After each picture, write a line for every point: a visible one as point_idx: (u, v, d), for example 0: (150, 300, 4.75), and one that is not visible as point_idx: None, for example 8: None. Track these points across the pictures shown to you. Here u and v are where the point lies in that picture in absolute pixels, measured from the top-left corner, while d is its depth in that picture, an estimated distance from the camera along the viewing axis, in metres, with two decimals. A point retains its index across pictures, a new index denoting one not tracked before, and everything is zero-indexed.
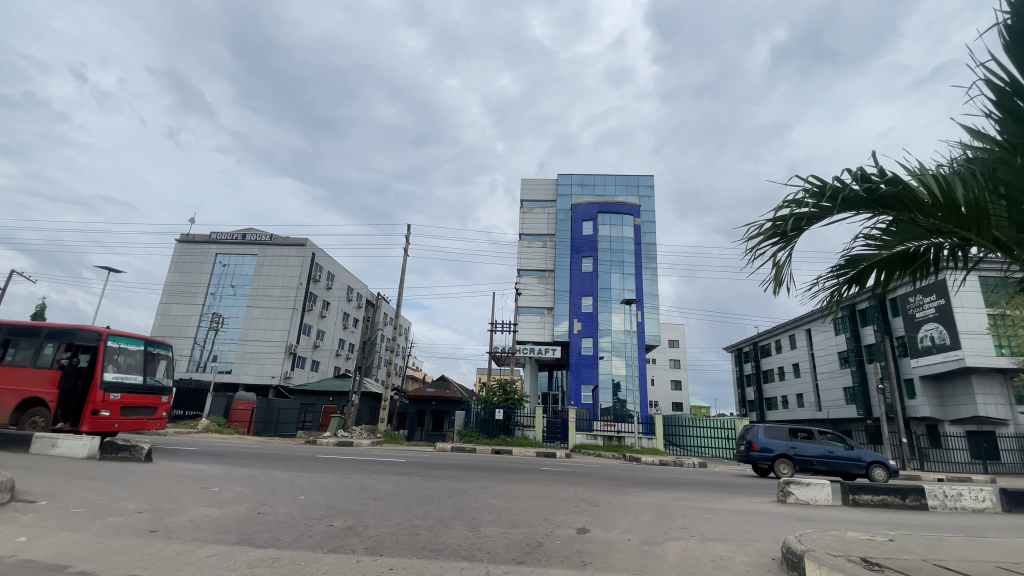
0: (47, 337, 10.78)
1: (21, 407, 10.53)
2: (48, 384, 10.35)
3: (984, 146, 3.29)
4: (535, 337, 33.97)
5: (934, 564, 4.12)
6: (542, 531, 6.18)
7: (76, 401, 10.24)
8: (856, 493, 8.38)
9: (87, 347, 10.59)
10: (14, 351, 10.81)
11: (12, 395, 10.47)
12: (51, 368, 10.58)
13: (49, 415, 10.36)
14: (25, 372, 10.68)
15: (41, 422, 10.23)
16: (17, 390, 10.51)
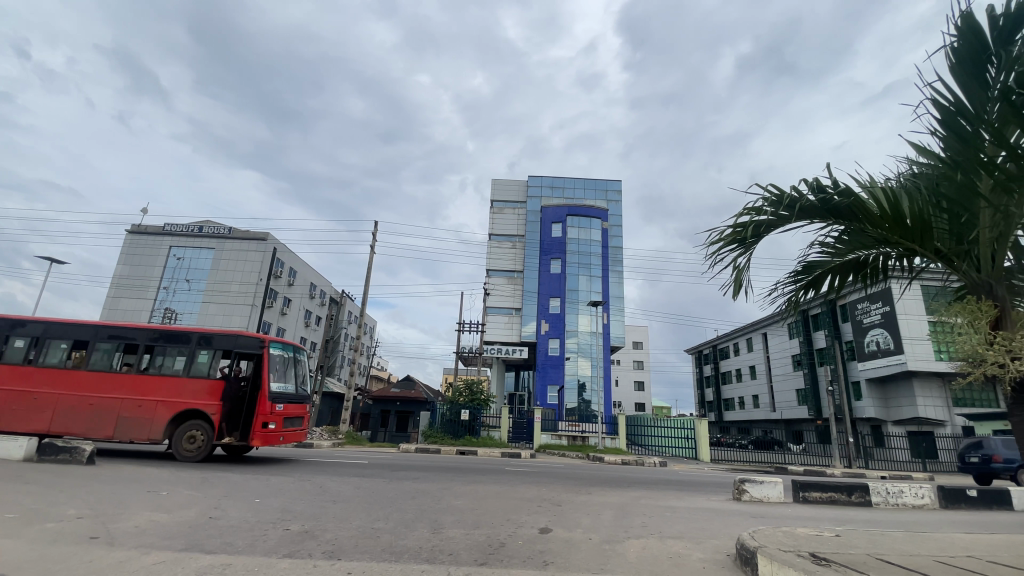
0: (197, 343, 10.28)
1: (174, 419, 9.91)
2: (210, 395, 9.86)
3: (929, 163, 3.46)
4: (502, 338, 33.97)
5: (876, 558, 4.31)
6: (505, 531, 6.14)
7: (246, 410, 9.79)
8: (806, 491, 8.75)
9: (248, 356, 10.26)
10: (158, 359, 10.18)
11: (164, 407, 9.83)
12: (206, 378, 10.05)
13: (210, 429, 9.84)
14: (178, 383, 10.05)
15: (202, 436, 9.69)
16: (168, 401, 9.89)
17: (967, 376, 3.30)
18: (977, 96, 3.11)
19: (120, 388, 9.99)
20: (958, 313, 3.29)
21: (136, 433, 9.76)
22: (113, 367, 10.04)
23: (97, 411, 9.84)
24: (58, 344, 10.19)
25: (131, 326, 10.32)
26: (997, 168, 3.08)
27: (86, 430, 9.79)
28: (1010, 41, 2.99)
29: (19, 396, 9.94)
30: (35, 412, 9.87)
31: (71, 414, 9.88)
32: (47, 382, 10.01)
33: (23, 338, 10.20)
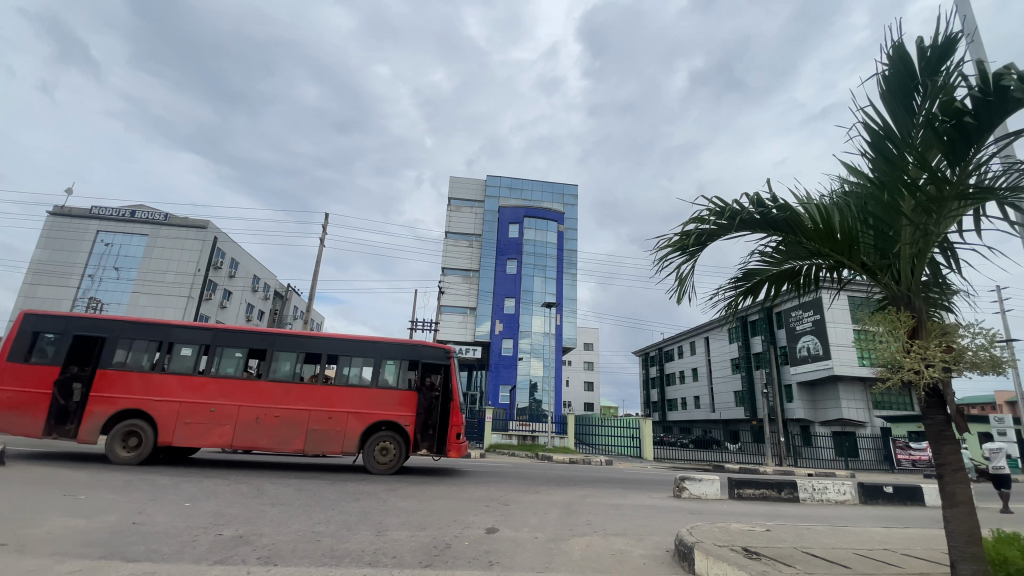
0: (380, 353, 10.01)
1: (365, 432, 9.63)
2: (404, 405, 9.67)
3: (858, 182, 3.70)
4: (456, 337, 33.72)
5: (802, 551, 4.56)
6: (450, 532, 6.05)
7: (444, 423, 9.88)
8: (740, 488, 9.23)
9: (437, 366, 10.15)
10: (343, 368, 9.79)
11: (356, 419, 9.52)
12: (395, 389, 9.87)
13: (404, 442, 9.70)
14: (369, 395, 9.77)
15: (397, 447, 9.57)
16: (359, 413, 9.58)
17: (885, 383, 3.55)
18: (904, 122, 3.35)
19: (310, 400, 9.57)
20: (880, 323, 3.53)
21: (328, 446, 9.38)
22: (298, 377, 9.58)
23: (283, 423, 9.35)
24: (230, 352, 9.59)
25: (305, 335, 9.86)
26: (919, 189, 3.34)
27: (279, 444, 9.28)
28: (932, 74, 3.25)
29: (193, 409, 9.20)
30: (211, 426, 9.19)
31: (253, 428, 9.30)
32: (221, 393, 9.37)
33: (193, 346, 9.46)
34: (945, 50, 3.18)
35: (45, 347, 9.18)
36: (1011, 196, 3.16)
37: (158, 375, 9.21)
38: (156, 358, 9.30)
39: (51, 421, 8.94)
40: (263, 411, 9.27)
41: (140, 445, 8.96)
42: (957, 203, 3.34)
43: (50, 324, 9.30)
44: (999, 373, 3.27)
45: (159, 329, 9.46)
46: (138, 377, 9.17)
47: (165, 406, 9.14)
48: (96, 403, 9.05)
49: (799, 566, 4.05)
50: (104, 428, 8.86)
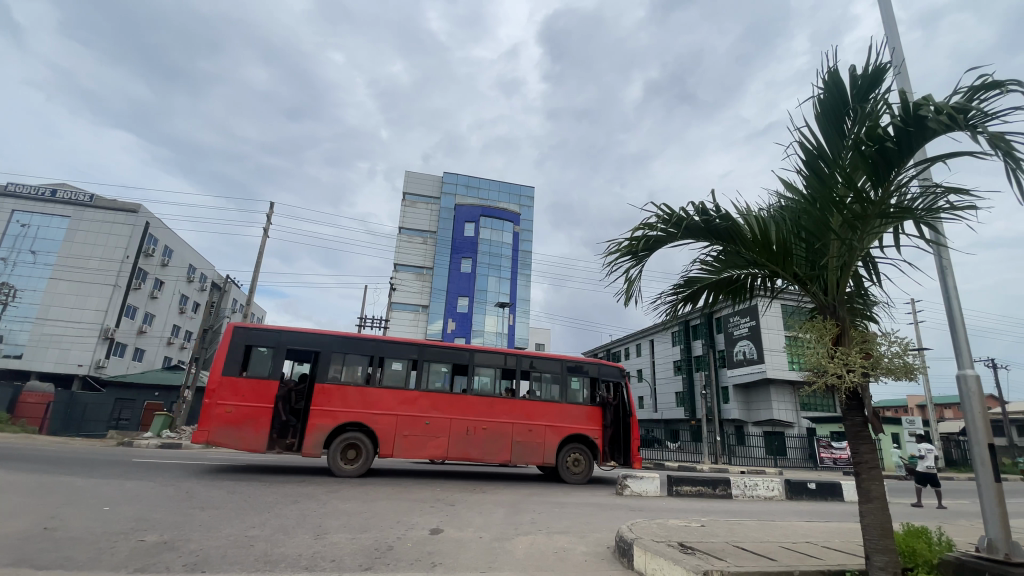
0: (565, 371, 11.09)
1: (558, 443, 10.73)
2: (591, 420, 10.84)
3: (793, 199, 3.94)
4: (407, 335, 33.14)
5: (733, 545, 4.80)
6: (393, 534, 5.90)
7: (626, 437, 11.21)
8: (678, 485, 9.65)
9: (613, 384, 11.36)
10: (533, 384, 10.78)
11: (553, 432, 10.57)
12: (579, 405, 11.00)
13: (592, 451, 10.91)
14: (557, 410, 10.77)
15: (586, 458, 10.80)
16: (553, 427, 10.66)
17: (813, 386, 3.79)
18: (835, 143, 3.59)
19: (511, 413, 10.49)
20: (810, 330, 3.76)
21: (530, 457, 10.36)
22: (501, 393, 10.47)
23: (491, 434, 10.21)
24: (437, 367, 10.31)
25: (499, 351, 10.76)
26: (846, 206, 3.58)
27: (491, 455, 10.13)
28: (862, 100, 3.50)
29: (410, 422, 9.84)
30: (427, 438, 9.88)
31: (465, 440, 10.10)
32: (432, 407, 10.08)
33: (403, 362, 10.10)
34: (873, 79, 3.43)
35: (262, 361, 9.53)
36: (925, 217, 3.45)
37: (376, 389, 9.79)
38: (370, 372, 9.85)
39: (275, 434, 9.31)
40: (475, 423, 10.09)
41: (362, 456, 9.47)
42: (879, 221, 3.62)
43: (264, 338, 9.65)
44: (910, 379, 3.57)
45: (369, 345, 10.02)
46: (354, 392, 9.69)
47: (383, 419, 9.72)
48: (317, 416, 9.48)
49: (730, 559, 4.24)
50: (331, 442, 9.30)
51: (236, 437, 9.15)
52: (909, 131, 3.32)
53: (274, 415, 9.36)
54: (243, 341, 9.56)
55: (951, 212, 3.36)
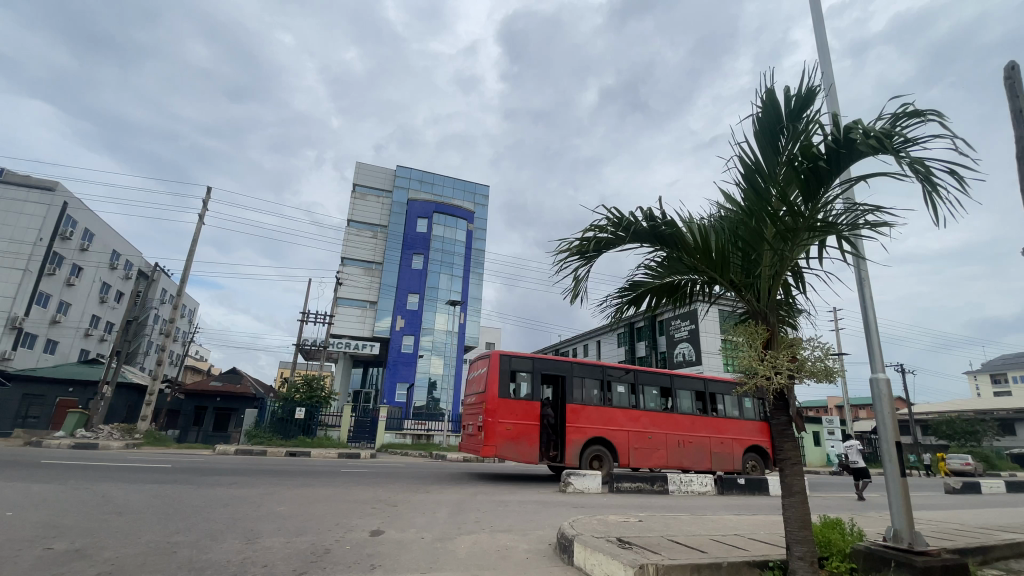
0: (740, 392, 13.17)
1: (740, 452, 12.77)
2: (762, 433, 13.03)
3: (732, 209, 4.14)
4: (353, 331, 32.15)
5: (667, 539, 4.99)
6: (330, 537, 5.69)
7: None
8: (619, 482, 9.94)
9: None
10: (721, 404, 12.73)
11: (739, 443, 12.62)
12: (753, 420, 13.11)
13: (765, 459, 13.09)
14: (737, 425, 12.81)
15: (761, 465, 12.99)
16: (738, 439, 12.69)
17: (743, 388, 4.00)
18: (771, 158, 3.80)
19: (707, 428, 12.33)
20: (743, 334, 3.97)
21: (724, 464, 12.33)
22: (700, 411, 12.32)
23: (697, 447, 12.00)
24: (649, 389, 11.96)
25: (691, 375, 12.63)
26: (779, 218, 3.81)
27: (696, 464, 11.94)
28: (797, 119, 3.72)
29: (638, 436, 11.40)
30: (653, 450, 11.54)
31: (677, 451, 11.82)
32: (652, 424, 11.73)
33: (627, 388, 11.62)
34: (807, 100, 3.66)
35: (522, 385, 10.78)
36: (847, 232, 3.73)
37: (615, 409, 11.23)
38: (603, 393, 11.31)
39: (542, 448, 10.57)
40: (685, 438, 11.78)
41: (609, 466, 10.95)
42: (807, 234, 3.87)
43: (522, 363, 10.92)
44: (831, 382, 3.84)
45: (599, 370, 11.44)
46: (598, 411, 11.16)
47: (619, 434, 11.18)
48: (570, 432, 10.84)
49: (664, 553, 4.41)
50: (589, 455, 10.69)
51: (516, 451, 10.33)
52: (838, 152, 3.57)
53: (541, 431, 10.64)
54: (507, 367, 10.81)
55: (868, 229, 3.65)
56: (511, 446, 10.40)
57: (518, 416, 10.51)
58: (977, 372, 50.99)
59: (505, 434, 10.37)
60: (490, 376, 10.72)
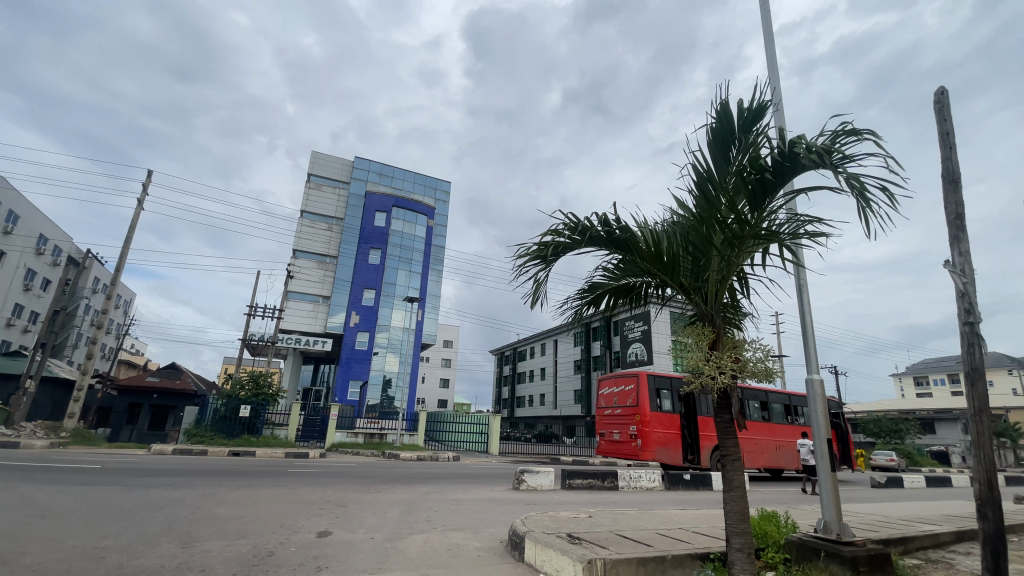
0: (815, 403, 15.88)
1: None
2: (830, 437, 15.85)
3: (684, 216, 4.28)
4: (304, 327, 31.06)
5: (615, 534, 5.11)
6: (275, 539, 5.48)
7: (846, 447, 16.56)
8: (571, 478, 10.15)
9: (837, 413, 16.62)
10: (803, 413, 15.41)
11: None
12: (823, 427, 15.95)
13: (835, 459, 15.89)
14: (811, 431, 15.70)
15: None
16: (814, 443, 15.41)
17: (691, 387, 4.15)
18: (721, 168, 3.96)
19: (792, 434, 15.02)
20: (691, 335, 4.12)
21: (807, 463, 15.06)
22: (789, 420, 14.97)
23: (787, 450, 14.58)
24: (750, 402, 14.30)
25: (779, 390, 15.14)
26: (727, 225, 3.97)
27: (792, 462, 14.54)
28: (746, 132, 3.89)
29: (748, 443, 13.79)
30: (759, 451, 14.05)
31: (775, 453, 14.43)
32: (758, 432, 14.15)
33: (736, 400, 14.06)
34: (756, 114, 3.84)
35: (665, 400, 12.87)
36: (788, 241, 3.94)
37: (732, 419, 13.75)
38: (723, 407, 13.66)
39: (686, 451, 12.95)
40: (781, 442, 14.38)
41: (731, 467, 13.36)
42: (752, 241, 4.06)
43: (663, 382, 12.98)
44: (772, 382, 4.03)
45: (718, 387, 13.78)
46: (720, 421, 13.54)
47: (736, 440, 13.64)
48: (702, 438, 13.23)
49: (612, 547, 4.51)
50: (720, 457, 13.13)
51: (666, 453, 12.49)
52: (783, 165, 3.77)
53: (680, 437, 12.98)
54: (653, 385, 12.78)
55: (807, 238, 3.87)
56: (661, 450, 12.60)
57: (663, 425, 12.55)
58: (901, 374, 55.17)
59: (658, 441, 12.48)
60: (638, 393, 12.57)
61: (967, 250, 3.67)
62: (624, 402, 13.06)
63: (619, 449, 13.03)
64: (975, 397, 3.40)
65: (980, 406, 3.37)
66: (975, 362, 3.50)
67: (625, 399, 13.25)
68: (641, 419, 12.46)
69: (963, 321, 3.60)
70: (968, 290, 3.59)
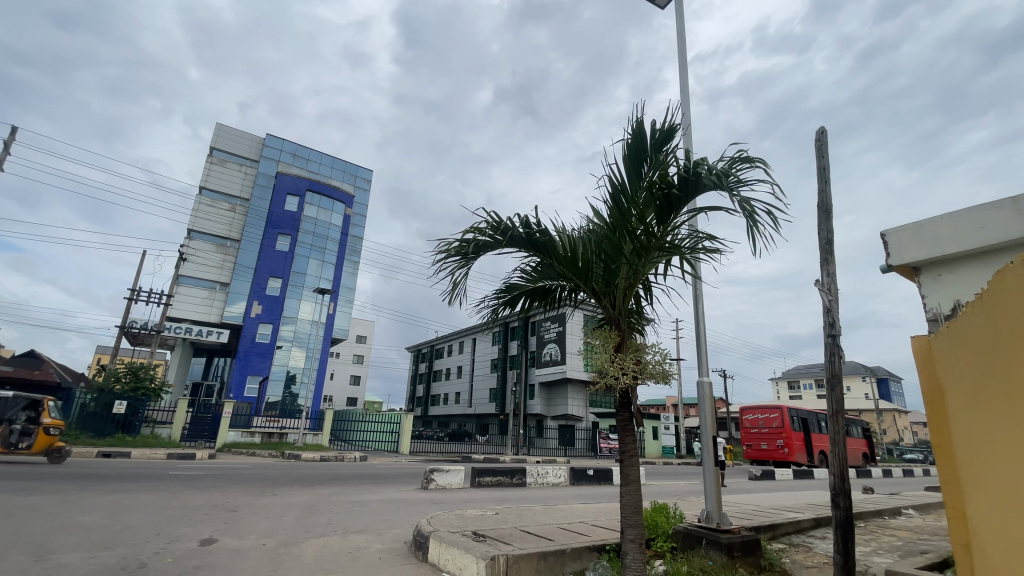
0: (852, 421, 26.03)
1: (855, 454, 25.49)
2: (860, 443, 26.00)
3: (598, 223, 4.47)
4: (196, 315, 28.22)
5: (520, 530, 5.20)
6: (149, 549, 4.91)
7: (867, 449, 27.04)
8: (480, 476, 10.20)
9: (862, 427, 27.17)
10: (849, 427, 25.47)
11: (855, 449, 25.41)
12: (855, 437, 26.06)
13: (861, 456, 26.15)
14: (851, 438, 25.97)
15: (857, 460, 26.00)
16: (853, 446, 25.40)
17: (596, 387, 4.35)
18: (633, 182, 4.19)
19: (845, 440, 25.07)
20: (598, 337, 4.33)
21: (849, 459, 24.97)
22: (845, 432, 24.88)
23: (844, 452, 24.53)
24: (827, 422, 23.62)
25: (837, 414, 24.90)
26: (637, 236, 4.22)
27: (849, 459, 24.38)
28: (659, 150, 4.15)
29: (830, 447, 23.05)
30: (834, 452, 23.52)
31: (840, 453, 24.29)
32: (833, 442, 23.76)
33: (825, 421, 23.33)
34: (668, 135, 4.11)
35: (799, 423, 21.13)
36: (688, 254, 4.27)
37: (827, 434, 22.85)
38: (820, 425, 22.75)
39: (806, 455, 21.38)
40: None
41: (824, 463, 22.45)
42: (657, 253, 4.35)
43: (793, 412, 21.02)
44: (668, 383, 4.33)
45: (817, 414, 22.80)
46: (821, 435, 22.52)
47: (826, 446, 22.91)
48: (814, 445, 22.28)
49: (515, 543, 4.59)
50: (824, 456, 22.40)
51: (801, 456, 20.80)
52: (688, 183, 4.07)
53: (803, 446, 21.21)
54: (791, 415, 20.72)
55: (704, 253, 4.22)
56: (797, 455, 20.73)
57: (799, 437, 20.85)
58: (778, 378, 62.17)
59: (796, 448, 20.61)
60: (782, 418, 20.68)
61: (833, 271, 4.20)
62: (771, 424, 21.14)
63: (770, 453, 21.21)
64: (833, 400, 3.91)
65: (837, 408, 3.88)
66: (835, 369, 4.02)
67: (769, 421, 21.43)
68: (786, 434, 20.60)
69: (827, 333, 4.11)
70: (832, 307, 4.11)
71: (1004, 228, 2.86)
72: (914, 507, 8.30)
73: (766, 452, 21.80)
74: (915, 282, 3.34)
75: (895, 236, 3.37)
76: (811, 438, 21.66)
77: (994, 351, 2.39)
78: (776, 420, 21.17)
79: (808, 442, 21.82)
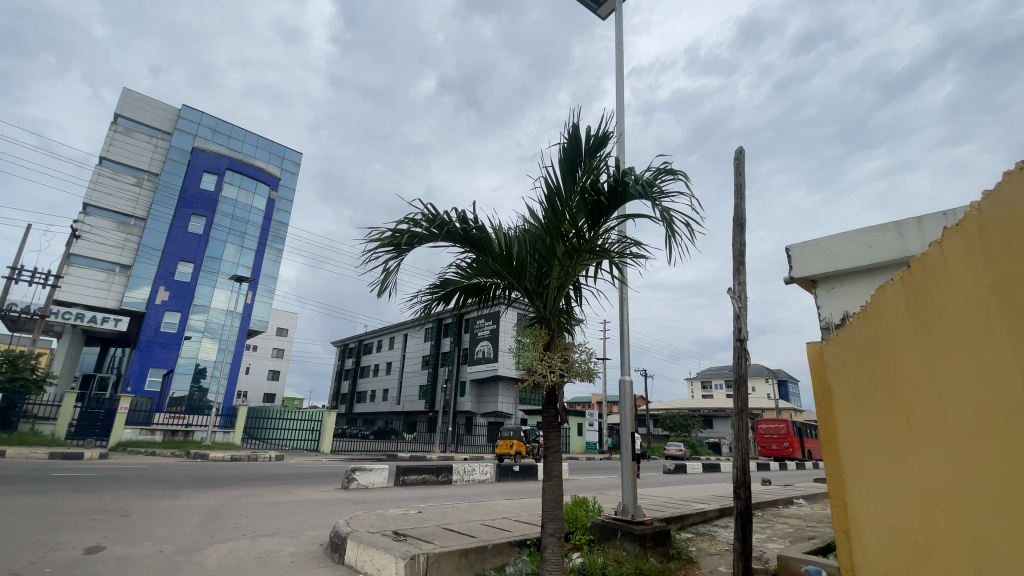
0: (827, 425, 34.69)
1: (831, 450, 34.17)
2: None
3: (533, 223, 4.52)
4: (89, 300, 25.30)
5: (443, 528, 5.15)
6: (22, 559, 4.34)
7: None
8: (405, 475, 9.98)
9: None
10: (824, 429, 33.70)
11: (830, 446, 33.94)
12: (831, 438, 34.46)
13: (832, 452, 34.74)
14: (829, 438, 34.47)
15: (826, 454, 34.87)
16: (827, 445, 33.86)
17: (525, 384, 4.40)
18: (568, 185, 4.28)
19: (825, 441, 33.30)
20: (529, 336, 4.38)
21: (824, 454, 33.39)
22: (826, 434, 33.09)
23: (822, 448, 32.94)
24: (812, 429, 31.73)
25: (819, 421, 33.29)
26: (568, 238, 4.32)
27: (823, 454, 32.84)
28: (592, 156, 4.27)
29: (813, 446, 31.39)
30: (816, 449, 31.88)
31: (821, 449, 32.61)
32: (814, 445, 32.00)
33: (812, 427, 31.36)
34: (601, 142, 4.23)
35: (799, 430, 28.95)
36: (616, 258, 4.44)
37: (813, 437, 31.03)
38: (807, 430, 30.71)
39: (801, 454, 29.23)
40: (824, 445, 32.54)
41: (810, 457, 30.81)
42: (588, 256, 4.47)
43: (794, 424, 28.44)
44: (592, 381, 4.46)
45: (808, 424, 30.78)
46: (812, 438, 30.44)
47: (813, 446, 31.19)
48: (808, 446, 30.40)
49: (436, 542, 4.54)
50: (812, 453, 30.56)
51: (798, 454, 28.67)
52: (617, 191, 4.24)
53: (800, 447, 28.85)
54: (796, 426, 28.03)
55: (631, 257, 4.40)
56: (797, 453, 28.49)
57: (798, 439, 29.07)
58: (693, 379, 66.72)
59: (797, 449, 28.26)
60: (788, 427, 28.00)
61: (744, 280, 4.54)
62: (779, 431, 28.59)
63: (776, 452, 28.89)
64: (739, 399, 4.22)
65: (742, 407, 4.20)
66: (741, 371, 4.34)
67: (778, 429, 28.71)
68: (791, 438, 28.07)
69: (736, 339, 4.43)
70: (741, 313, 4.44)
71: (888, 250, 3.22)
72: (805, 497, 9.22)
73: (774, 451, 29.51)
74: (813, 293, 3.70)
75: (798, 250, 3.70)
76: (803, 438, 29.64)
77: (870, 357, 2.70)
78: (783, 428, 28.54)
79: (802, 443, 29.82)
